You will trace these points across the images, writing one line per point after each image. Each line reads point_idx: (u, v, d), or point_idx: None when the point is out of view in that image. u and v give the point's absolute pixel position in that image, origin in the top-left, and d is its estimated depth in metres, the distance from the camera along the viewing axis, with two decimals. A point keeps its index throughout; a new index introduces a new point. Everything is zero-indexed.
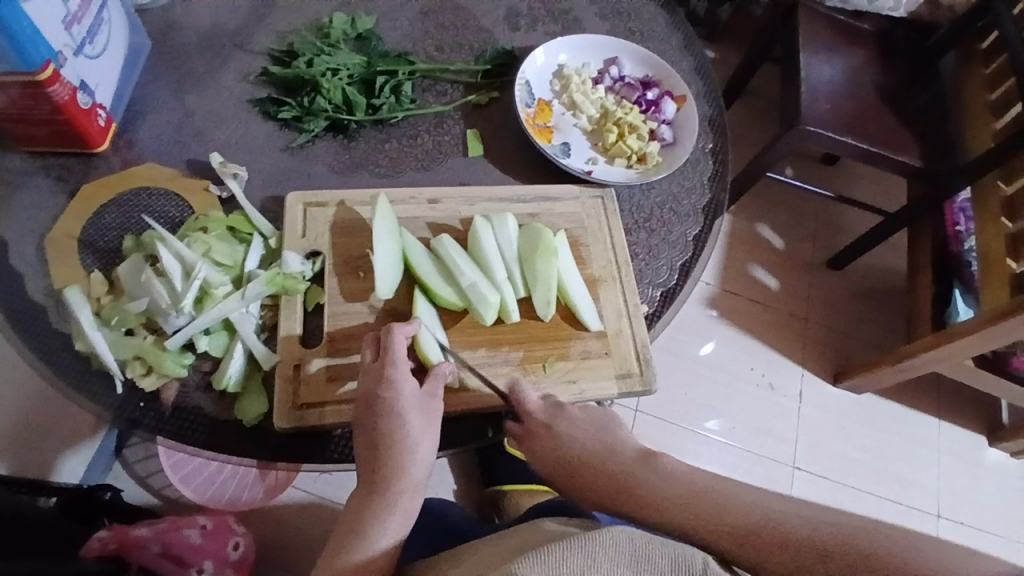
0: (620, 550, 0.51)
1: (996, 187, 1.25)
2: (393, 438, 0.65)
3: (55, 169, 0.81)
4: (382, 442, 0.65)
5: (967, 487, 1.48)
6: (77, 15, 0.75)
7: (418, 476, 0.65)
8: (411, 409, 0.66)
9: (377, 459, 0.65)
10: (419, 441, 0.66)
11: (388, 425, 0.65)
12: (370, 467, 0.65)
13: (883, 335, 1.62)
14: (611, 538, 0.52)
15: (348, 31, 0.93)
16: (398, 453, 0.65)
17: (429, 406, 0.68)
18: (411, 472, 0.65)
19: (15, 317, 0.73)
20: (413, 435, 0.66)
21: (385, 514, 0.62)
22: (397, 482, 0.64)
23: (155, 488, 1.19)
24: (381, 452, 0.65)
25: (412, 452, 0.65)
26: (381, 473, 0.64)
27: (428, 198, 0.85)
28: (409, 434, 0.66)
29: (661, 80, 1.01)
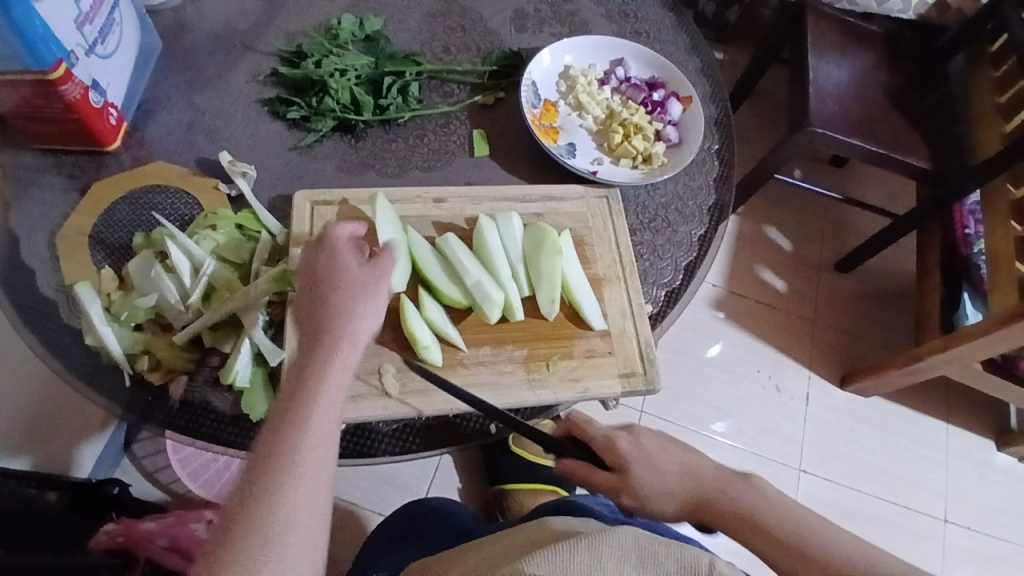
0: (626, 551, 0.53)
1: (1005, 189, 1.25)
2: (327, 315, 0.61)
3: (67, 167, 0.82)
4: (319, 323, 0.61)
5: (977, 493, 1.47)
6: (89, 15, 0.76)
7: (354, 350, 0.60)
8: (350, 284, 0.64)
9: (314, 336, 0.60)
10: (355, 314, 0.61)
11: (319, 302, 0.63)
12: (306, 346, 0.59)
13: (891, 338, 1.61)
14: (616, 541, 0.54)
15: (356, 32, 0.94)
16: (330, 328, 0.60)
17: (371, 287, 0.64)
18: (348, 346, 0.59)
19: (28, 312, 0.74)
20: (349, 308, 0.62)
21: (325, 384, 0.56)
22: (331, 356, 0.58)
23: (163, 483, 1.21)
24: (317, 330, 0.60)
25: (350, 324, 0.61)
26: (317, 346, 0.59)
27: (434, 198, 0.86)
28: (345, 308, 0.62)
29: (667, 81, 1.01)
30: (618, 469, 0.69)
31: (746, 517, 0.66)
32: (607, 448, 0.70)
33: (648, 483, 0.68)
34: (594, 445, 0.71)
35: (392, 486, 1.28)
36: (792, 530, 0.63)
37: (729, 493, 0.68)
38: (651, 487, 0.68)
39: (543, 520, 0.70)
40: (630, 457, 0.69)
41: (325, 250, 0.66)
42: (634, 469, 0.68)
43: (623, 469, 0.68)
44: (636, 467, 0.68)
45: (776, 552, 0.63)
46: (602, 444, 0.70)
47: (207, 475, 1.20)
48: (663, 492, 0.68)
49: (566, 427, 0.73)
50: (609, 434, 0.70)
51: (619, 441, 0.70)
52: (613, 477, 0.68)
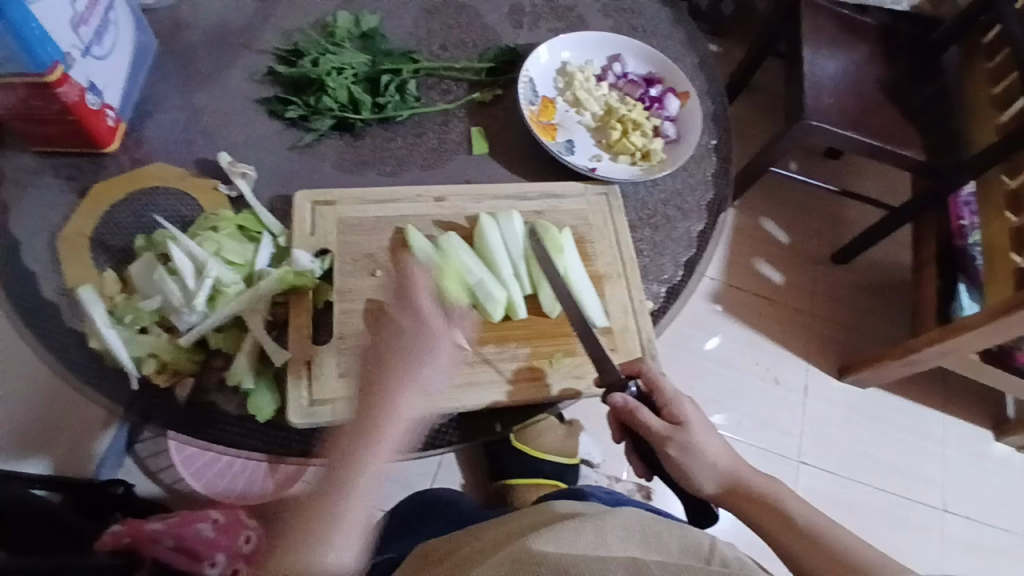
0: (629, 531, 0.57)
1: (1001, 180, 1.26)
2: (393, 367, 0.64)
3: (66, 170, 0.82)
4: (380, 375, 0.64)
5: (974, 481, 1.49)
6: (84, 17, 0.76)
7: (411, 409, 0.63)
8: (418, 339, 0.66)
9: (375, 392, 0.64)
10: (419, 371, 0.64)
11: (390, 354, 0.65)
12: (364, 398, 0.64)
13: (888, 329, 1.63)
14: (619, 524, 0.58)
15: (353, 30, 0.94)
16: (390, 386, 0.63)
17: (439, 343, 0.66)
18: (404, 404, 0.63)
19: (30, 315, 0.74)
20: (413, 365, 0.64)
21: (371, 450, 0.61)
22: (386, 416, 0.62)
23: (166, 482, 1.21)
24: (377, 386, 0.64)
25: (412, 384, 0.64)
26: (376, 404, 0.63)
27: (434, 197, 0.86)
28: (408, 365, 0.64)
29: (664, 77, 1.02)
30: (675, 423, 0.71)
31: (772, 506, 0.72)
32: (671, 403, 0.72)
33: (701, 444, 0.71)
34: (653, 395, 0.72)
35: (394, 482, 1.29)
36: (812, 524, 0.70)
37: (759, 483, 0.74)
38: (704, 450, 0.72)
39: (543, 504, 0.72)
40: (690, 418, 0.72)
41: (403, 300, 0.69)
42: (691, 427, 0.71)
43: (680, 426, 0.71)
44: (696, 431, 0.71)
45: (793, 544, 0.69)
46: (666, 398, 0.72)
47: (209, 474, 1.20)
48: (710, 465, 0.73)
49: (630, 371, 0.74)
50: (677, 394, 0.72)
51: (685, 402, 0.72)
52: (666, 427, 0.71)
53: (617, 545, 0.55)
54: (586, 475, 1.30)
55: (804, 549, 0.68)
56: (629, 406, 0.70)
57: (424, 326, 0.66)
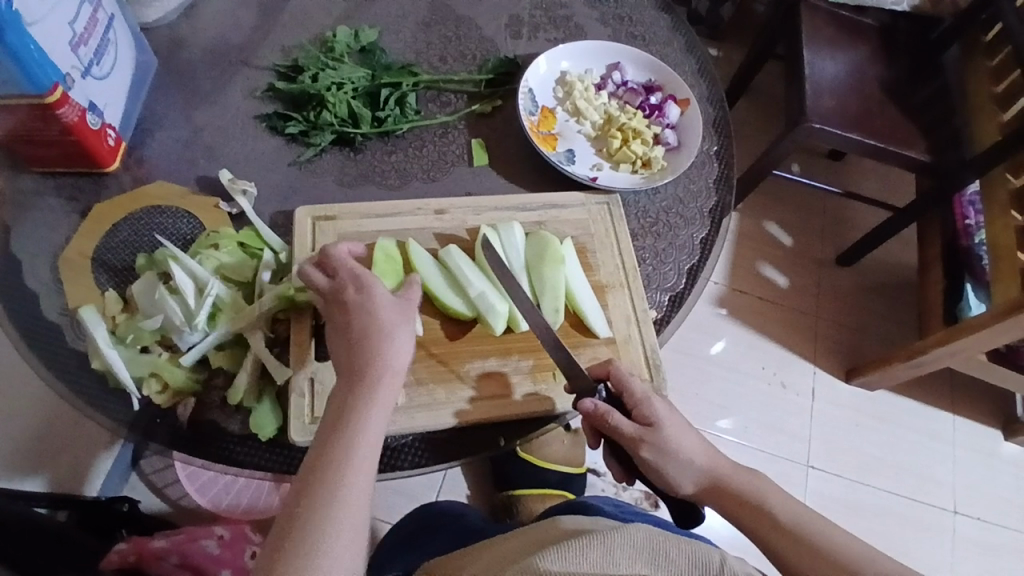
0: (638, 545, 0.55)
1: (1005, 179, 1.25)
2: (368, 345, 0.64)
3: (67, 190, 0.82)
4: (355, 353, 0.64)
5: (985, 482, 1.47)
6: (83, 37, 0.76)
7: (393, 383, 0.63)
8: (384, 314, 0.66)
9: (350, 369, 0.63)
10: (392, 345, 0.64)
11: (360, 334, 0.64)
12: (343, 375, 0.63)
13: (895, 330, 1.61)
14: (630, 538, 0.56)
15: (352, 44, 0.94)
16: (368, 360, 0.63)
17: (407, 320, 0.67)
18: (385, 376, 0.63)
19: (34, 336, 0.74)
20: (384, 339, 0.64)
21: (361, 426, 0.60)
22: (369, 388, 0.62)
23: (171, 497, 1.21)
24: (354, 365, 0.63)
25: (386, 355, 0.64)
26: (355, 380, 0.62)
27: (435, 209, 0.86)
28: (379, 341, 0.64)
29: (664, 84, 1.01)
30: (646, 423, 0.70)
31: (755, 503, 0.69)
32: (642, 406, 0.70)
33: (674, 444, 0.69)
34: (624, 396, 0.71)
35: (399, 495, 1.28)
36: (801, 523, 0.67)
37: (742, 481, 0.70)
38: (678, 450, 0.69)
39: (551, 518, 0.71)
40: (663, 417, 0.70)
41: (353, 283, 0.67)
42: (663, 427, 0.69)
43: (651, 426, 0.70)
44: (666, 429, 0.69)
45: (780, 542, 0.66)
46: (636, 400, 0.70)
47: (215, 489, 1.20)
48: (686, 464, 0.70)
49: (601, 374, 0.74)
50: (647, 394, 0.71)
51: (656, 403, 0.70)
52: (637, 428, 0.69)
53: (624, 565, 0.53)
54: (593, 484, 1.32)
55: (791, 548, 0.65)
56: (601, 410, 0.69)
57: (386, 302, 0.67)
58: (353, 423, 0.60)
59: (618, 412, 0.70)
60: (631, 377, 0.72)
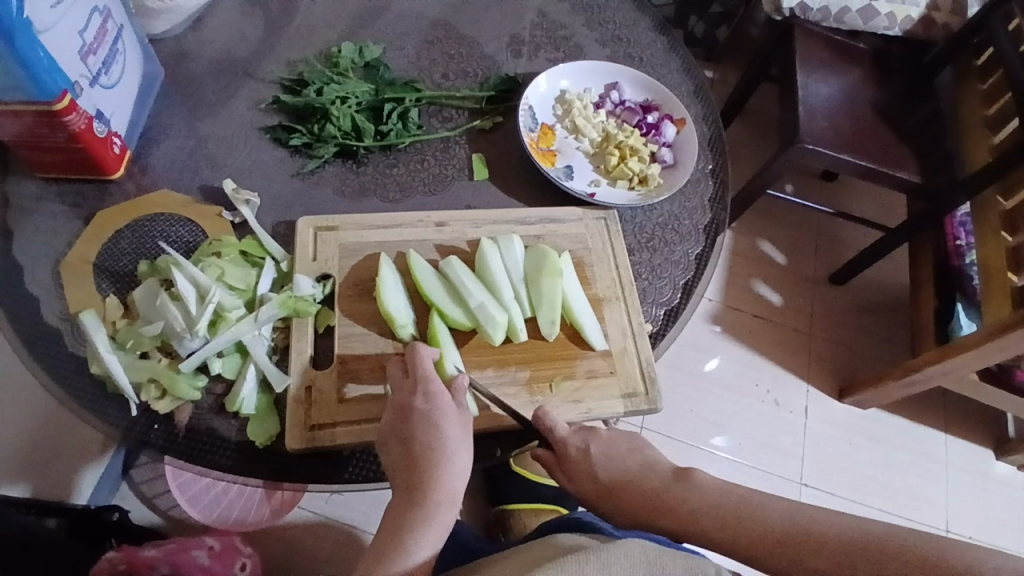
0: (633, 560, 0.56)
1: (995, 201, 1.27)
2: (434, 449, 0.67)
3: (71, 196, 0.83)
4: (421, 455, 0.67)
5: (977, 502, 1.47)
6: (93, 46, 0.78)
7: (454, 491, 0.68)
8: (450, 422, 0.69)
9: (415, 471, 0.67)
10: (456, 453, 0.68)
11: (429, 438, 0.68)
12: (407, 478, 0.67)
13: (888, 350, 1.63)
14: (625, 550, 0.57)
15: (356, 60, 0.96)
16: (435, 465, 0.67)
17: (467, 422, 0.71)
18: (449, 485, 0.67)
19: (33, 340, 0.74)
20: (450, 445, 0.68)
21: (426, 526, 0.64)
22: (436, 495, 0.66)
23: (162, 509, 1.20)
24: (419, 465, 0.67)
25: (451, 463, 0.68)
26: (420, 483, 0.67)
27: (435, 222, 0.87)
28: (444, 444, 0.68)
29: (661, 104, 1.04)
30: (600, 491, 0.76)
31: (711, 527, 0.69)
32: (581, 469, 0.76)
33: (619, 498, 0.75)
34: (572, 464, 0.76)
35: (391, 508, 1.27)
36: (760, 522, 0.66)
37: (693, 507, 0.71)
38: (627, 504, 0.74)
39: (550, 535, 0.71)
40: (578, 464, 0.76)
41: (419, 387, 0.70)
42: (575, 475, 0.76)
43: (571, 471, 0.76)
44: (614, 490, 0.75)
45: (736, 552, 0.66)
46: (559, 449, 0.77)
47: (207, 500, 1.19)
48: (640, 511, 0.73)
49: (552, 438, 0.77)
50: (567, 441, 0.76)
51: (591, 464, 0.76)
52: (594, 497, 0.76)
53: None
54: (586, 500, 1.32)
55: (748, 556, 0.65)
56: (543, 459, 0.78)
57: (452, 410, 0.70)
58: (426, 511, 0.65)
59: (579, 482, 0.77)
60: (563, 435, 0.76)
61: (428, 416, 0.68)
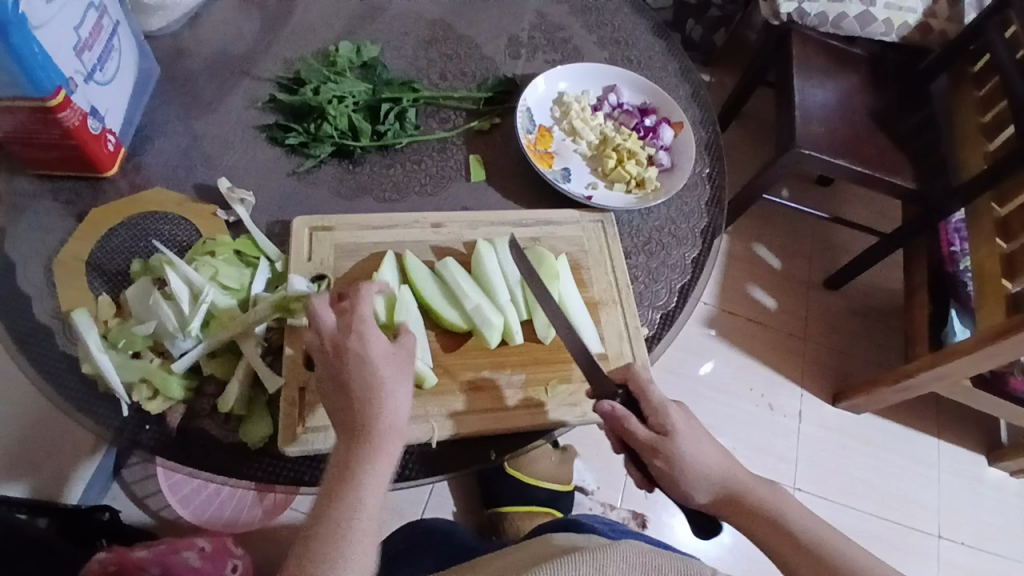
0: (631, 564, 0.56)
1: (990, 208, 1.28)
2: (370, 387, 0.64)
3: (63, 193, 0.82)
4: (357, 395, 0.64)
5: (969, 506, 1.48)
6: (87, 43, 0.77)
7: (396, 425, 0.64)
8: (383, 358, 0.65)
9: (353, 410, 0.63)
10: (393, 390, 0.65)
11: (363, 377, 0.64)
12: (345, 421, 0.63)
13: (881, 354, 1.64)
14: (622, 552, 0.57)
15: (353, 59, 0.96)
16: (371, 403, 0.63)
17: (406, 359, 0.68)
18: (389, 419, 0.63)
19: (23, 339, 0.73)
20: (385, 383, 0.64)
21: (370, 468, 0.61)
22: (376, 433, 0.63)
23: (154, 508, 1.20)
24: (357, 406, 0.64)
25: (389, 399, 0.64)
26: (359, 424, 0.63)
27: (431, 223, 0.87)
28: (379, 382, 0.64)
29: (659, 107, 1.04)
30: (659, 432, 0.70)
31: (784, 532, 0.67)
32: (656, 413, 0.70)
33: (688, 454, 0.69)
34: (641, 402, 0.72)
35: (384, 510, 1.27)
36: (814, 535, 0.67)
37: (760, 493, 0.70)
38: (693, 463, 0.69)
39: (545, 536, 0.71)
40: (678, 427, 0.70)
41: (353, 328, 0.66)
42: (678, 438, 0.69)
43: (663, 436, 0.70)
44: (682, 442, 0.69)
45: (787, 548, 0.66)
46: (650, 409, 0.71)
47: (198, 501, 1.18)
48: (704, 478, 0.70)
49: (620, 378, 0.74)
50: (665, 403, 0.71)
51: (671, 411, 0.70)
52: (652, 437, 0.69)
53: None
54: (580, 503, 1.32)
55: (798, 560, 0.65)
56: (618, 413, 0.70)
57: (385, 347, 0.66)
58: (365, 452, 0.62)
59: (635, 417, 0.70)
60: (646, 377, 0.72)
61: (363, 353, 0.65)
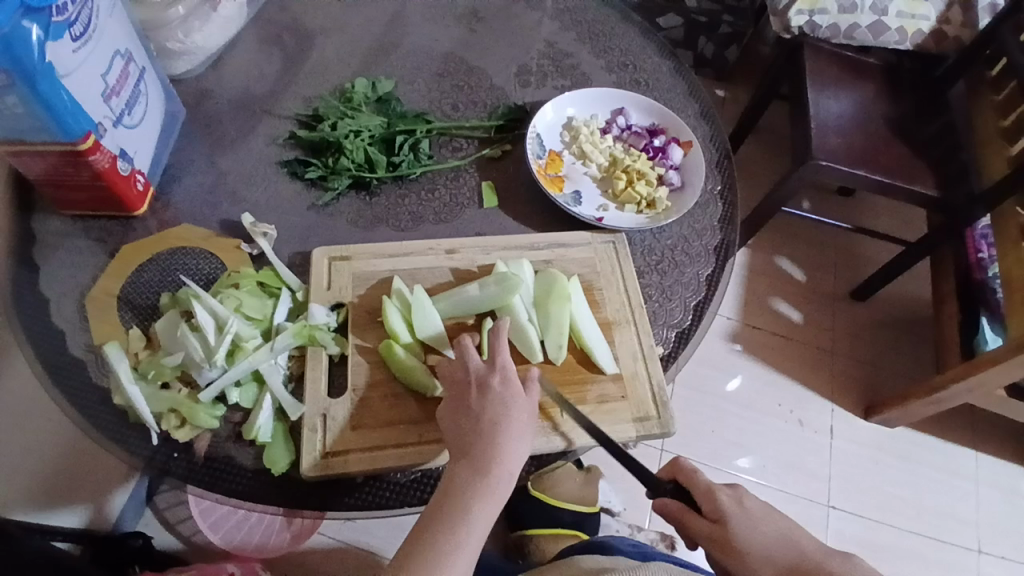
0: None
1: (1015, 212, 1.25)
2: (495, 430, 0.69)
3: (95, 232, 0.86)
4: (484, 434, 0.69)
5: (1014, 524, 1.42)
6: (115, 89, 0.81)
7: (512, 469, 0.68)
8: (519, 407, 0.71)
9: (479, 450, 0.68)
10: (516, 436, 0.69)
11: (489, 419, 0.69)
12: (472, 413, 0.70)
13: (912, 366, 1.59)
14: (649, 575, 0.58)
15: (369, 95, 1.00)
16: (496, 444, 0.68)
17: (533, 409, 0.73)
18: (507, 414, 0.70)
19: (59, 373, 0.77)
20: (512, 426, 0.70)
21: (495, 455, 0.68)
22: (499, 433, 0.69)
23: (183, 534, 1.23)
24: (484, 444, 0.68)
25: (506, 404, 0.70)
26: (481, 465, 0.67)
27: (446, 249, 0.89)
28: (508, 423, 0.69)
29: (667, 127, 1.05)
30: (716, 519, 0.72)
31: None
32: (707, 500, 0.73)
33: (747, 537, 0.69)
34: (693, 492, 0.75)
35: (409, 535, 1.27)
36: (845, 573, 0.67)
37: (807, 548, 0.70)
38: (752, 544, 0.69)
39: (570, 558, 0.73)
40: (728, 512, 0.71)
41: (482, 373, 0.72)
42: (732, 521, 0.70)
43: (718, 521, 0.71)
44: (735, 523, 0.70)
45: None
46: (702, 496, 0.74)
47: (227, 526, 1.21)
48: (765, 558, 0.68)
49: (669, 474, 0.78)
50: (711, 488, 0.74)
51: (721, 495, 0.73)
52: (709, 526, 0.71)
53: None
54: (608, 524, 1.29)
55: None
56: (676, 511, 0.74)
57: (522, 397, 0.71)
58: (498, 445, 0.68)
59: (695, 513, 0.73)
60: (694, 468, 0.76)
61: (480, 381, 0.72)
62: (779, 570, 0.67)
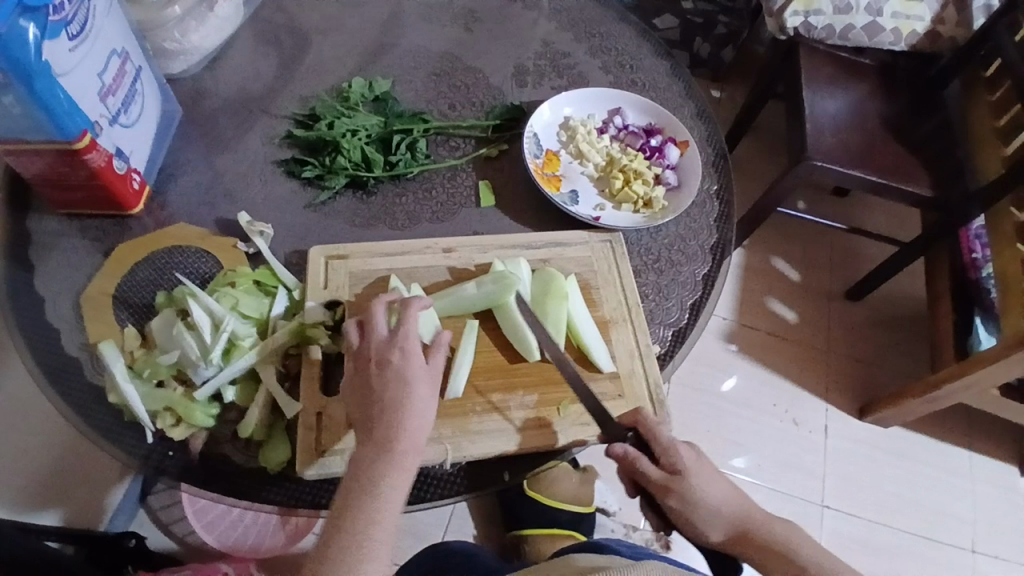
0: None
1: (1010, 212, 1.26)
2: (398, 401, 0.66)
3: (91, 231, 0.86)
4: (384, 417, 0.65)
5: (1008, 522, 1.43)
6: (111, 87, 0.81)
7: (419, 438, 0.66)
8: (420, 381, 0.67)
9: (382, 421, 0.65)
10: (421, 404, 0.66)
11: (393, 389, 0.66)
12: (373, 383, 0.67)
13: (906, 365, 1.60)
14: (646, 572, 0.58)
15: (366, 94, 1.00)
16: (398, 426, 0.65)
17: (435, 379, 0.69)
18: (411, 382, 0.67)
19: (54, 373, 0.77)
20: (417, 395, 0.66)
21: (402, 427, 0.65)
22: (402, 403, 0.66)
23: (178, 534, 1.22)
24: (389, 416, 0.65)
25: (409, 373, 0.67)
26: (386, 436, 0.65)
27: (443, 248, 0.89)
28: (411, 398, 0.66)
29: (664, 127, 1.05)
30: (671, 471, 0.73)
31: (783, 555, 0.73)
32: (666, 453, 0.74)
33: (699, 491, 0.73)
34: (651, 443, 0.75)
35: (405, 535, 1.27)
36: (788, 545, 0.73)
37: (772, 532, 0.74)
38: (704, 502, 0.73)
39: (567, 556, 0.73)
40: (688, 465, 0.73)
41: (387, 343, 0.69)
42: (689, 475, 0.73)
43: (676, 475, 0.73)
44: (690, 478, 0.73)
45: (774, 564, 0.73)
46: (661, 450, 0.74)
47: (223, 527, 1.20)
48: (714, 515, 0.74)
49: (630, 422, 0.77)
50: (674, 443, 0.74)
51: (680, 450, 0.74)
52: (663, 476, 0.73)
53: None
54: (603, 524, 1.30)
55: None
56: (630, 455, 0.73)
57: (423, 369, 0.68)
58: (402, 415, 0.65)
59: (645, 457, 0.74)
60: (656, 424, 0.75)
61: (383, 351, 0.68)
62: (725, 524, 0.74)
